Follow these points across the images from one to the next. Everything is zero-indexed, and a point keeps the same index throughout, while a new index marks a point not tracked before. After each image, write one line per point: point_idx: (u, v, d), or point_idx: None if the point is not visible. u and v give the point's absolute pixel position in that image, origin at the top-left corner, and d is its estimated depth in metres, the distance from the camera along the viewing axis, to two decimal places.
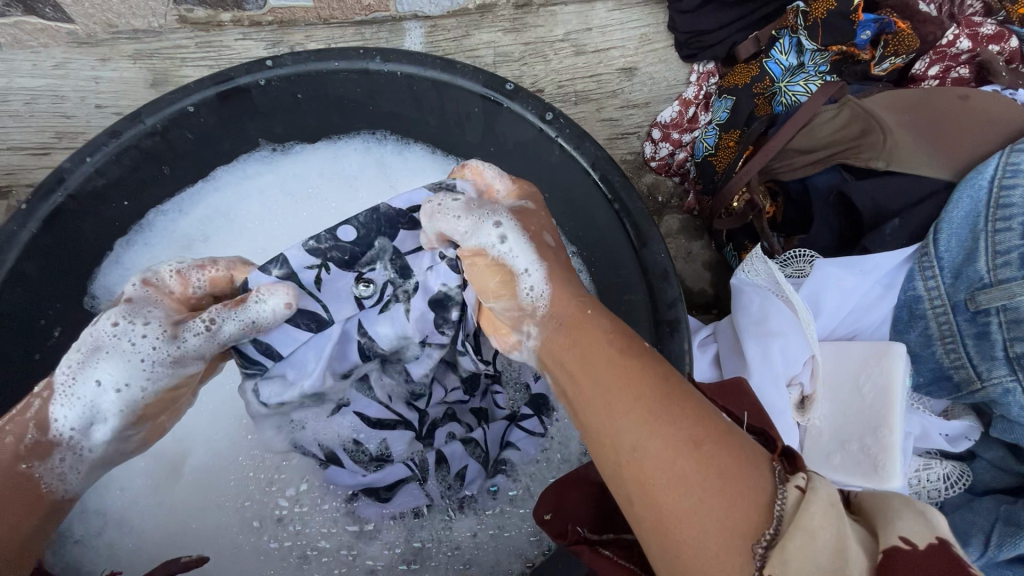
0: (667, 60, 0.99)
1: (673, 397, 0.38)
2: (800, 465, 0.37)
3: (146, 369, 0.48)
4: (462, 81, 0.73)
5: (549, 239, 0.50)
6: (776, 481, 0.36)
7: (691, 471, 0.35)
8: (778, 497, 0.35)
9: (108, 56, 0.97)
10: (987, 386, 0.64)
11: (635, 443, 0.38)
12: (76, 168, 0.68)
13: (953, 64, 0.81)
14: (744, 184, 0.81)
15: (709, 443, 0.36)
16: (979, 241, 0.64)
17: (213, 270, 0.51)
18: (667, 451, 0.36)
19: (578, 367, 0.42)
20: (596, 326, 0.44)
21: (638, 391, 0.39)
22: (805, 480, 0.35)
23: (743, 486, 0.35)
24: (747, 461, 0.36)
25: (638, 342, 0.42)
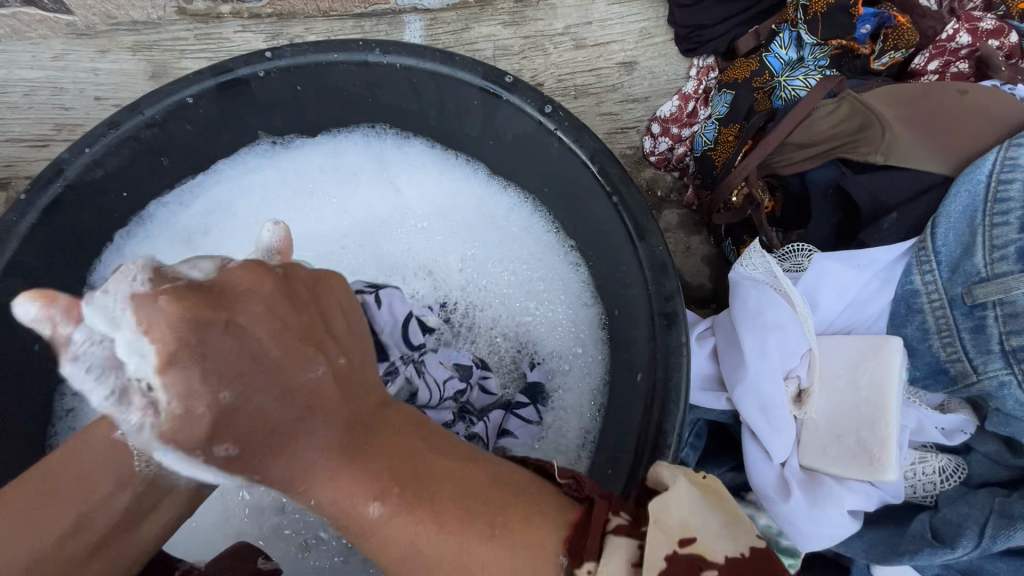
0: (667, 54, 0.98)
1: (434, 519, 0.37)
2: (585, 555, 0.36)
3: None
4: (461, 74, 0.72)
5: (219, 400, 0.36)
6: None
7: (482, 547, 0.36)
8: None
9: (107, 48, 0.97)
10: (982, 379, 0.64)
11: (417, 557, 0.38)
12: (76, 158, 0.68)
13: (953, 59, 0.81)
14: (743, 177, 0.81)
15: (474, 510, 0.37)
16: (977, 235, 0.65)
17: None
18: (450, 565, 0.37)
19: (340, 511, 0.40)
20: (335, 471, 0.39)
21: (398, 518, 0.38)
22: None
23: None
24: (503, 493, 0.39)
25: (337, 476, 0.39)
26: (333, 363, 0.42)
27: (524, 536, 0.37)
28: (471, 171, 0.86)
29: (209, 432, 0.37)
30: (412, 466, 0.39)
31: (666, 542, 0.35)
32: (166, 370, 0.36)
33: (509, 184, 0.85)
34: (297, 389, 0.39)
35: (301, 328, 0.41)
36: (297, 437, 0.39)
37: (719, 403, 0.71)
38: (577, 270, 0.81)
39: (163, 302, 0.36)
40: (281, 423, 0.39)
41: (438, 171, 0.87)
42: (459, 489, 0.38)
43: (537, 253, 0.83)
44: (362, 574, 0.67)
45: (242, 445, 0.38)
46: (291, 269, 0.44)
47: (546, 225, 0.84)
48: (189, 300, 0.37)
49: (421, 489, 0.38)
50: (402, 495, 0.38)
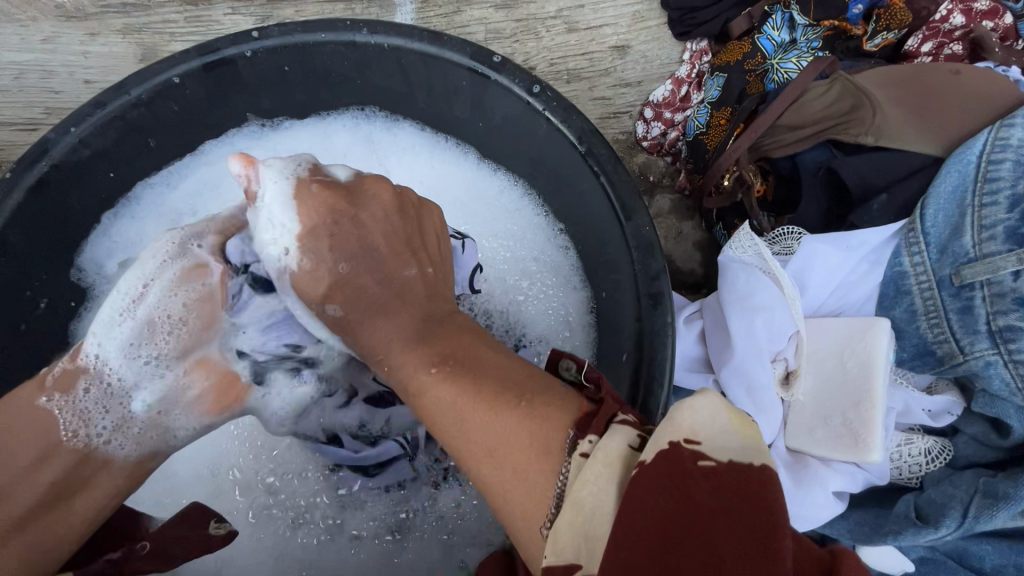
0: (660, 37, 0.97)
1: (474, 396, 0.40)
2: (589, 429, 0.35)
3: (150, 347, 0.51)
4: (449, 54, 0.72)
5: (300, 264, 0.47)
6: (564, 461, 0.35)
7: (519, 435, 0.37)
8: (564, 471, 0.35)
9: (97, 31, 0.96)
10: (969, 359, 0.64)
11: (456, 423, 0.40)
12: (61, 138, 0.68)
13: (947, 40, 0.80)
14: (734, 160, 0.80)
15: (534, 400, 0.39)
16: (966, 215, 0.64)
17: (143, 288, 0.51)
18: (481, 435, 0.38)
19: (404, 379, 0.45)
20: (406, 350, 0.45)
21: (445, 382, 0.42)
22: (590, 446, 0.34)
23: (541, 454, 0.36)
24: (545, 407, 0.38)
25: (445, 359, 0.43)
26: (424, 271, 0.49)
27: (543, 413, 0.38)
28: (461, 154, 0.86)
29: (324, 292, 0.48)
30: (473, 354, 0.43)
31: (671, 433, 0.33)
32: (298, 243, 0.48)
33: (499, 168, 0.85)
34: (387, 279, 0.48)
35: (404, 236, 0.50)
36: (389, 307, 0.47)
37: (705, 385, 0.71)
38: (566, 253, 0.81)
39: (313, 187, 0.48)
40: (384, 297, 0.47)
41: (427, 154, 0.86)
42: (501, 382, 0.40)
43: (526, 235, 0.83)
44: (349, 552, 0.68)
45: (343, 308, 0.48)
46: (405, 191, 0.53)
47: (535, 209, 0.83)
48: (327, 197, 0.49)
49: (466, 369, 0.42)
50: (452, 369, 0.42)
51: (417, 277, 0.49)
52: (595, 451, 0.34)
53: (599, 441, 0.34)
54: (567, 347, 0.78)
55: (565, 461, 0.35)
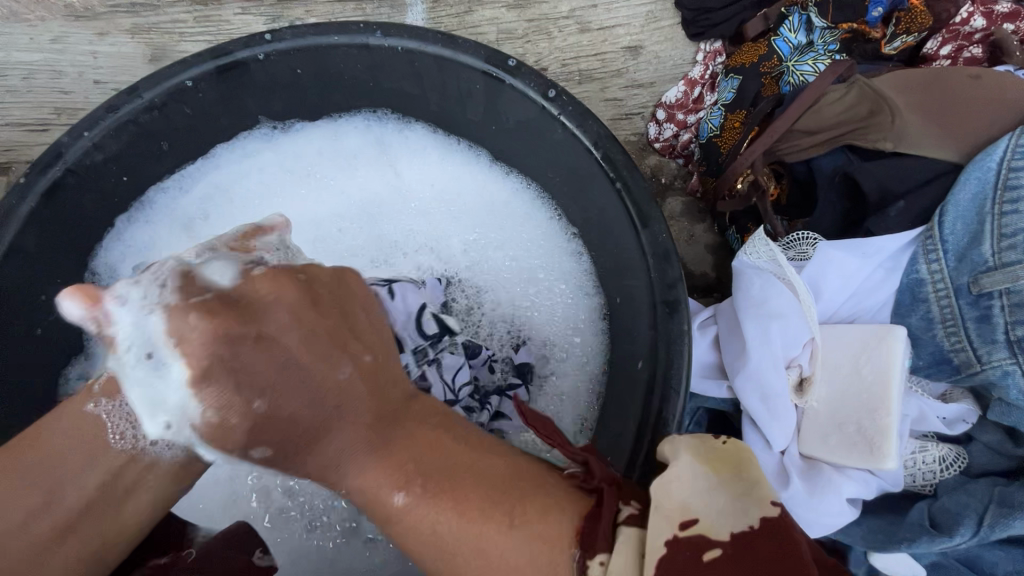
0: (673, 38, 0.96)
1: (458, 511, 0.39)
2: (596, 547, 0.37)
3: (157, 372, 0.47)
4: (463, 58, 0.71)
5: (258, 405, 0.41)
6: (575, 556, 0.37)
7: (511, 549, 0.38)
8: (577, 563, 0.37)
9: (106, 31, 0.96)
10: (986, 369, 0.64)
11: (431, 538, 0.40)
12: (76, 142, 0.68)
13: (966, 44, 0.79)
14: (748, 165, 0.79)
15: (523, 518, 0.39)
16: (985, 223, 0.64)
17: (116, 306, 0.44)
18: (470, 552, 0.39)
19: (368, 498, 0.43)
20: (365, 463, 0.42)
21: (419, 507, 0.40)
22: (602, 569, 0.36)
23: (545, 546, 0.38)
24: (548, 501, 0.40)
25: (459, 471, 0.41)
26: (359, 363, 0.45)
27: (536, 521, 0.38)
28: (474, 157, 0.85)
29: (244, 442, 0.41)
30: (437, 453, 0.42)
31: (666, 527, 0.36)
32: (200, 387, 0.40)
33: (511, 171, 0.84)
34: (315, 383, 0.42)
35: (326, 330, 0.44)
36: (335, 427, 0.43)
37: (719, 390, 0.71)
38: (578, 259, 0.80)
39: (194, 318, 0.41)
40: (312, 426, 0.42)
41: (439, 157, 0.86)
42: (482, 487, 0.40)
43: (539, 239, 0.82)
44: (365, 558, 0.68)
45: (273, 447, 0.42)
46: (313, 274, 0.47)
47: (547, 213, 0.83)
48: (216, 323, 0.41)
49: (443, 482, 0.41)
50: (423, 487, 0.41)
51: (346, 388, 0.44)
52: (608, 575, 0.36)
53: (609, 563, 0.36)
54: (578, 353, 0.78)
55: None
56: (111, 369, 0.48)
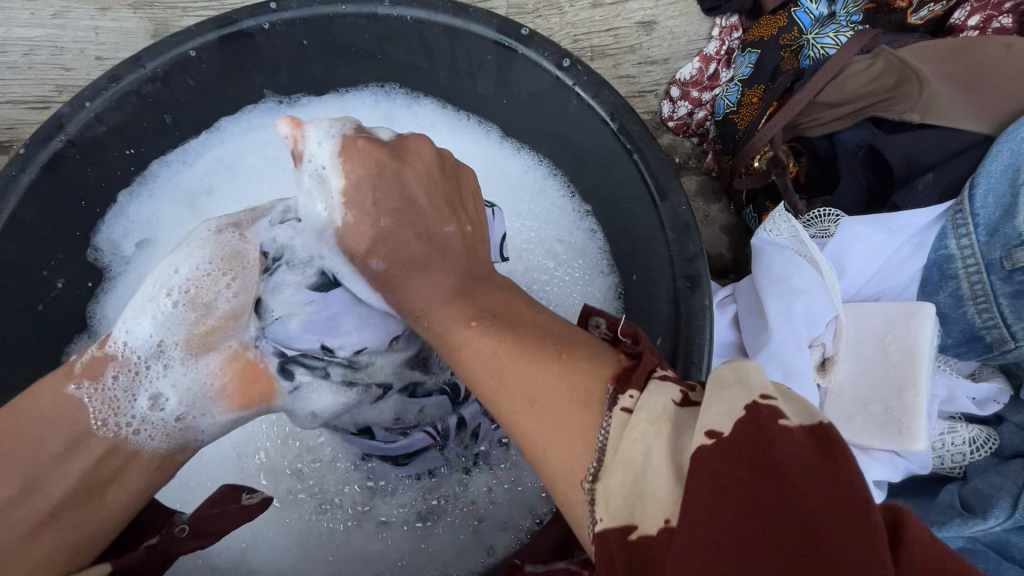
0: (688, 13, 0.94)
1: (513, 339, 0.39)
2: (628, 383, 0.33)
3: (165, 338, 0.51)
4: (475, 26, 0.69)
5: (383, 220, 0.48)
6: (604, 407, 0.33)
7: (558, 405, 0.34)
8: (605, 424, 0.32)
9: (108, 6, 0.94)
10: (1020, 346, 0.62)
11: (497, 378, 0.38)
12: (77, 113, 0.66)
13: (997, 13, 0.76)
14: (767, 140, 0.77)
15: (570, 354, 0.37)
16: (1019, 195, 0.61)
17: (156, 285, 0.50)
18: (512, 389, 0.37)
19: (442, 335, 0.44)
20: (448, 302, 0.45)
21: (480, 338, 0.40)
22: (632, 401, 0.32)
23: (568, 403, 0.34)
24: (591, 364, 0.36)
25: (561, 348, 0.37)
26: (462, 227, 0.49)
27: (584, 365, 0.36)
28: (484, 133, 0.83)
29: (368, 246, 0.48)
30: (511, 307, 0.43)
31: (714, 408, 0.29)
32: (342, 199, 0.49)
33: (523, 147, 0.82)
34: (430, 236, 0.47)
35: (443, 193, 0.49)
36: (431, 263, 0.47)
37: None
38: (594, 237, 0.78)
39: (360, 142, 0.49)
40: (411, 257, 0.47)
41: (448, 133, 0.84)
42: (541, 334, 0.39)
43: (554, 215, 0.80)
44: (376, 540, 0.67)
45: (386, 263, 0.48)
46: (412, 144, 0.50)
47: (561, 190, 0.81)
48: (377, 150, 0.49)
49: (516, 325, 0.40)
50: (492, 320, 0.41)
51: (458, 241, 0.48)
52: (638, 408, 0.31)
53: (640, 397, 0.32)
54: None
55: (606, 414, 0.32)
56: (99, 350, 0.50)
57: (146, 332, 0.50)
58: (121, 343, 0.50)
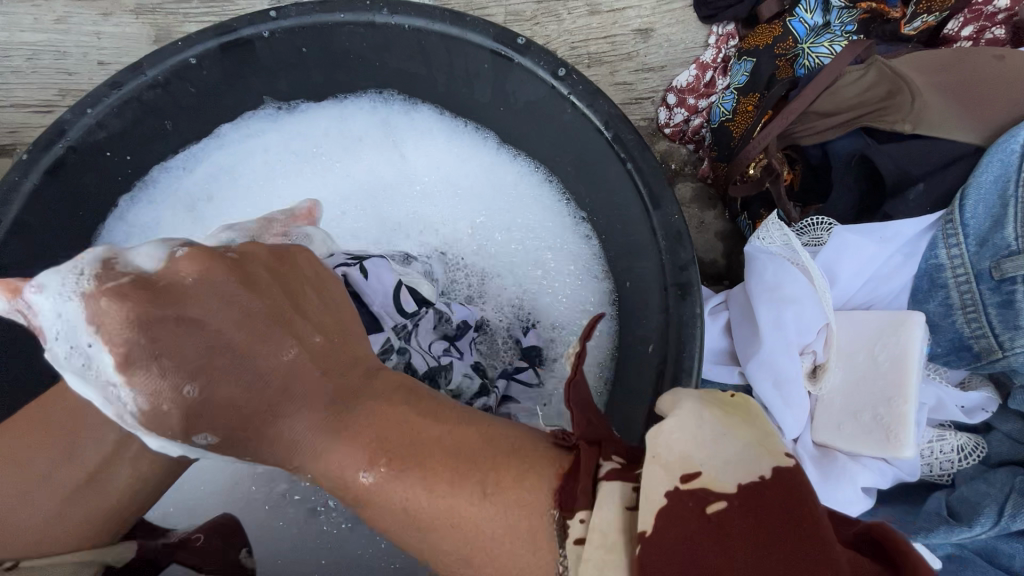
0: (685, 20, 0.94)
1: (425, 484, 0.35)
2: (575, 506, 0.33)
3: None
4: (471, 35, 0.70)
5: (186, 391, 0.37)
6: (553, 520, 0.33)
7: (494, 514, 0.34)
8: (562, 563, 0.32)
9: (110, 11, 0.95)
10: (1008, 355, 0.62)
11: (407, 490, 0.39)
12: (78, 119, 0.67)
13: (990, 24, 0.76)
14: (762, 148, 0.78)
15: (497, 475, 0.35)
16: (1008, 207, 0.62)
17: None
18: (443, 527, 0.35)
19: (339, 482, 0.39)
20: (326, 442, 0.39)
21: (387, 484, 0.36)
22: (582, 528, 0.32)
23: (527, 530, 0.33)
24: (517, 472, 0.35)
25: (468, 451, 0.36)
26: (312, 340, 0.42)
27: (520, 469, 0.35)
28: (481, 139, 0.84)
29: (180, 425, 0.37)
30: (416, 433, 0.37)
31: (667, 478, 0.31)
32: (128, 373, 0.36)
33: (519, 154, 0.83)
34: (261, 375, 0.39)
35: (282, 293, 0.42)
36: (284, 409, 0.39)
37: (732, 377, 0.70)
38: (589, 243, 0.79)
39: (102, 302, 0.36)
40: (251, 407, 0.39)
41: (446, 139, 0.85)
42: (464, 424, 0.38)
43: (552, 221, 0.81)
44: (372, 543, 0.68)
45: (221, 434, 0.39)
46: (247, 252, 0.43)
47: (556, 197, 0.81)
48: (210, 264, 0.40)
49: (408, 450, 0.37)
50: (388, 465, 0.37)
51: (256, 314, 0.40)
52: (590, 535, 0.32)
53: (591, 520, 0.32)
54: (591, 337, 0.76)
55: (559, 552, 0.32)
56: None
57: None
58: None
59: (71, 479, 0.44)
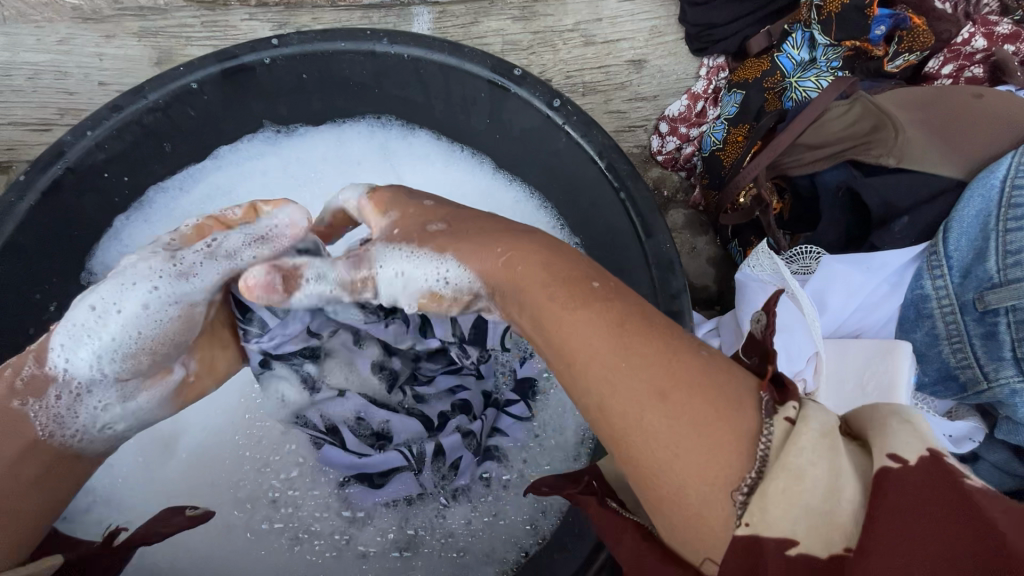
0: (677, 53, 0.97)
1: (639, 352, 0.37)
2: (788, 395, 0.35)
3: (110, 353, 0.48)
4: (469, 65, 0.72)
5: (431, 227, 0.48)
6: (763, 413, 0.34)
7: (707, 402, 0.35)
8: (766, 428, 0.34)
9: (113, 33, 0.96)
10: (993, 386, 0.63)
11: (576, 363, 0.39)
12: (77, 141, 0.67)
13: (968, 63, 0.79)
14: (752, 179, 0.80)
15: (703, 357, 0.37)
16: (990, 240, 0.64)
17: (104, 285, 0.48)
18: (659, 407, 0.35)
19: (546, 327, 0.40)
20: (553, 292, 0.40)
21: (617, 336, 0.38)
22: (795, 411, 0.34)
23: (721, 428, 0.34)
24: (720, 375, 0.36)
25: (689, 351, 0.37)
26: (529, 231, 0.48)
27: (722, 376, 0.36)
28: (477, 165, 0.85)
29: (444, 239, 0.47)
30: (632, 305, 0.40)
31: (880, 457, 0.32)
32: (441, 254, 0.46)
33: (514, 181, 0.84)
34: (505, 226, 0.47)
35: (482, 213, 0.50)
36: (514, 263, 0.43)
37: None
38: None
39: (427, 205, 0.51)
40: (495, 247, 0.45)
41: (443, 163, 0.86)
42: (663, 342, 0.37)
43: None
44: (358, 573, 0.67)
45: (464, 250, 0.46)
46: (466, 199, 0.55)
47: (550, 223, 0.83)
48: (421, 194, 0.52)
49: (633, 324, 0.38)
50: (610, 313, 0.39)
51: (508, 264, 0.43)
52: (802, 418, 0.34)
53: (804, 408, 0.34)
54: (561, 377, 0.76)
55: (766, 423, 0.34)
56: (37, 368, 0.49)
57: (78, 360, 0.48)
58: (60, 366, 0.49)
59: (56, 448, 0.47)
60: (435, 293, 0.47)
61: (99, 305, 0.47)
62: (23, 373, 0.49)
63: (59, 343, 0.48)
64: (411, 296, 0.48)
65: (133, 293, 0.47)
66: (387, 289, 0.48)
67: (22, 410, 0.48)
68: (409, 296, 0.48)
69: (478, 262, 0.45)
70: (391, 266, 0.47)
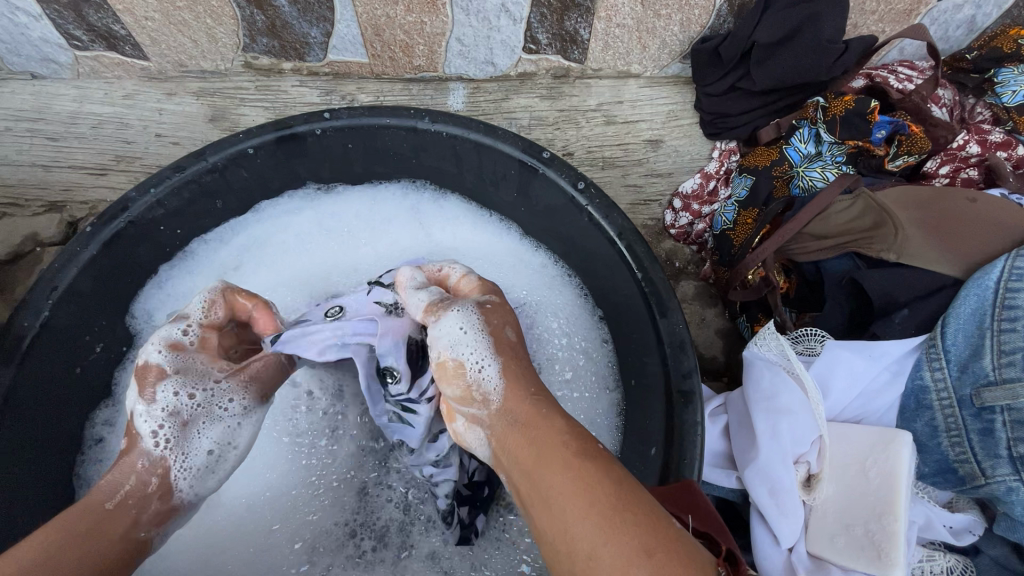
0: (692, 135, 1.04)
1: (627, 514, 0.40)
2: None
3: (226, 457, 0.60)
4: (503, 146, 0.78)
5: (510, 334, 0.54)
6: None
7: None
8: None
9: (175, 92, 1.05)
10: (991, 482, 0.66)
11: (560, 527, 0.41)
12: (141, 198, 0.73)
13: (964, 166, 0.87)
14: (760, 262, 0.84)
15: (683, 537, 0.40)
16: (985, 338, 0.68)
17: (177, 411, 0.57)
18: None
19: (539, 471, 0.44)
20: (559, 436, 0.45)
21: (607, 494, 0.41)
22: None
23: None
24: (700, 559, 0.38)
25: (670, 525, 0.40)
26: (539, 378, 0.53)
27: (699, 556, 0.39)
28: (503, 230, 0.91)
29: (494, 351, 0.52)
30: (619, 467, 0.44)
31: None
32: (496, 360, 0.51)
33: (536, 248, 0.90)
34: (524, 364, 0.53)
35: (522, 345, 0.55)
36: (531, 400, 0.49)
37: (728, 480, 0.73)
38: (605, 349, 0.82)
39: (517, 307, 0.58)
40: (525, 387, 0.50)
41: (471, 227, 0.92)
42: (651, 510, 0.41)
43: (565, 316, 0.85)
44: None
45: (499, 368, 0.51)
46: None
47: (571, 291, 0.87)
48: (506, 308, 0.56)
49: (627, 488, 0.42)
50: (601, 470, 0.42)
51: (536, 401, 0.49)
52: None
53: None
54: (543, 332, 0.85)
55: None
56: (164, 504, 0.56)
57: (201, 475, 0.58)
58: (182, 487, 0.57)
59: (157, 505, 0.55)
60: (465, 367, 0.51)
61: (199, 428, 0.58)
62: (149, 511, 0.54)
63: (174, 472, 0.56)
64: (445, 352, 0.52)
65: (225, 407, 0.60)
66: (437, 327, 0.53)
67: (147, 538, 0.54)
68: (447, 350, 0.52)
69: (514, 387, 0.50)
70: (459, 326, 0.52)
